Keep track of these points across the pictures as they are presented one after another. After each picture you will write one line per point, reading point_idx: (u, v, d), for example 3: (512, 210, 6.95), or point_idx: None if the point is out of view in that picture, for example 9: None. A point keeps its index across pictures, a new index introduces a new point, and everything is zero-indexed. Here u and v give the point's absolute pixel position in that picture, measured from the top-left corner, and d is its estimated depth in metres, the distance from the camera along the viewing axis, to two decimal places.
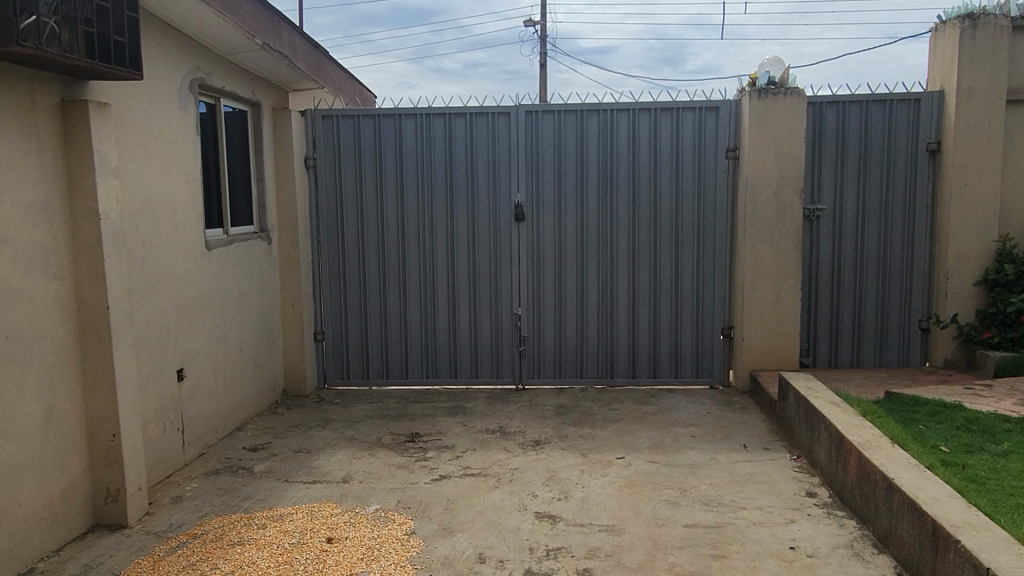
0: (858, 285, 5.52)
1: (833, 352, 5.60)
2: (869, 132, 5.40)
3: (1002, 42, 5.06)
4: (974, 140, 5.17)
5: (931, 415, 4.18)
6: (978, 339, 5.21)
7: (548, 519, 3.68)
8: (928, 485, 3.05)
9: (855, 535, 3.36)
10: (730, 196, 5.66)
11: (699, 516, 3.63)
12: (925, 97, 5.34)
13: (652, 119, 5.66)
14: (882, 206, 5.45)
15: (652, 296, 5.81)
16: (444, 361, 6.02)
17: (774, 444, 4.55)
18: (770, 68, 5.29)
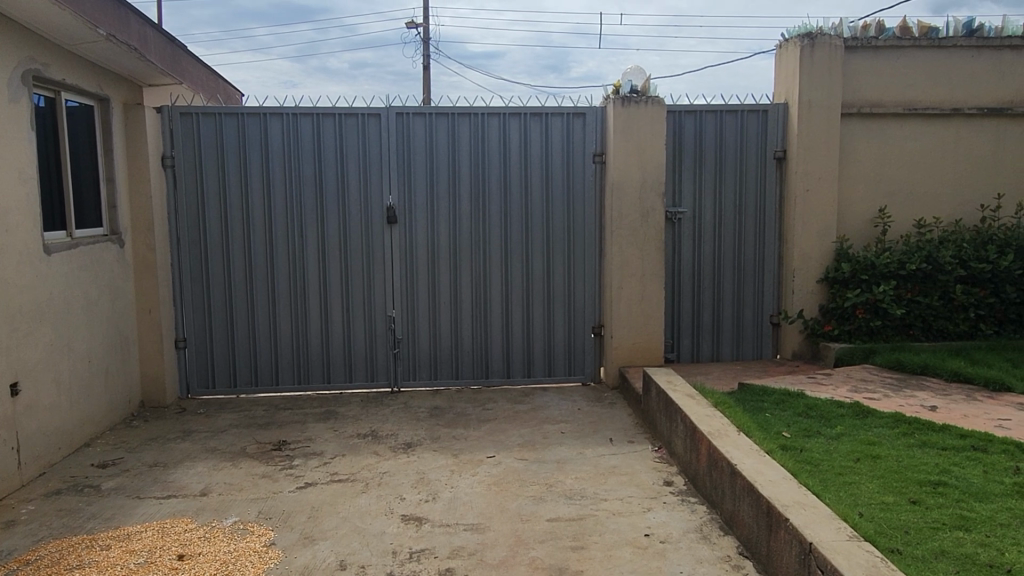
0: (716, 283, 5.84)
1: (695, 347, 5.90)
2: (724, 139, 5.73)
3: (836, 61, 5.53)
4: (814, 149, 5.59)
5: (777, 403, 4.47)
6: (821, 332, 5.66)
7: (414, 521, 3.66)
8: (766, 469, 3.27)
9: (705, 519, 3.55)
10: (598, 199, 5.84)
11: (561, 510, 3.72)
12: (771, 109, 5.73)
13: (522, 123, 5.76)
14: (736, 209, 5.79)
15: (525, 297, 5.90)
16: (316, 366, 5.88)
17: (638, 437, 4.74)
18: (632, 77, 5.52)
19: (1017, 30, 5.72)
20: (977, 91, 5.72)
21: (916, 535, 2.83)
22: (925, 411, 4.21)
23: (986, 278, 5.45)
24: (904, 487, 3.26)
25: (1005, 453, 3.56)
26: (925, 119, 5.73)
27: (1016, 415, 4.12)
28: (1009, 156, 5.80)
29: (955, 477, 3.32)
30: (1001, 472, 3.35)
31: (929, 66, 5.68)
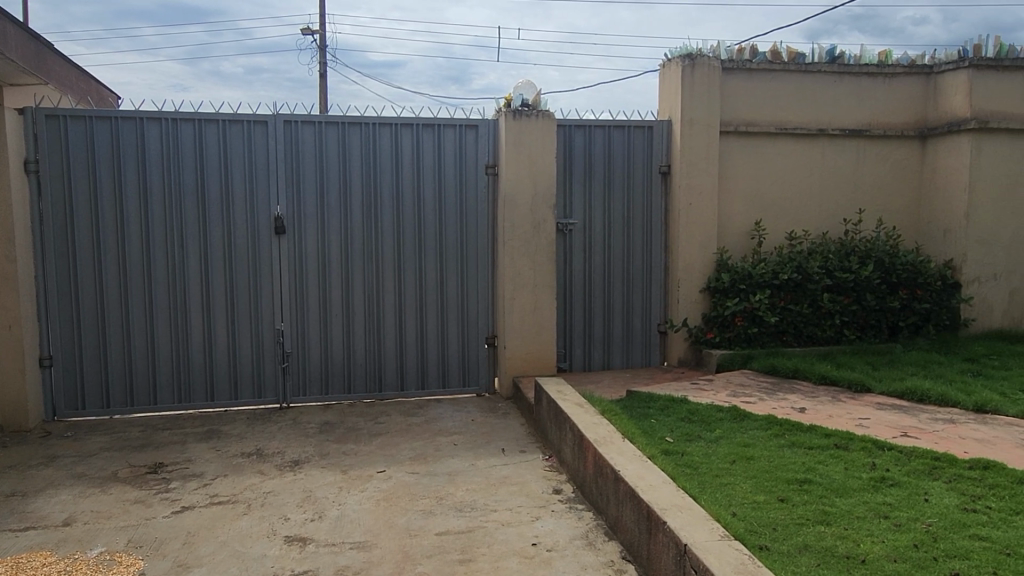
0: (606, 293, 5.99)
1: (587, 356, 6.02)
2: (612, 153, 5.91)
3: (714, 81, 5.84)
4: (695, 165, 5.86)
5: (662, 409, 4.63)
6: (704, 339, 5.93)
7: (298, 542, 3.55)
8: (647, 474, 3.37)
9: (591, 525, 3.62)
10: (491, 211, 5.88)
11: (450, 523, 3.70)
12: (656, 125, 5.96)
13: (414, 133, 5.73)
14: (624, 222, 5.98)
15: (419, 309, 5.86)
16: (198, 383, 5.61)
17: (529, 447, 4.78)
18: (523, 91, 5.61)
19: (873, 59, 6.22)
20: (840, 113, 6.16)
21: (783, 531, 2.99)
22: (796, 412, 4.47)
23: (849, 287, 5.82)
24: (774, 485, 3.44)
25: (864, 450, 3.83)
26: (795, 138, 6.12)
27: (875, 414, 4.44)
28: (869, 174, 6.27)
29: (819, 474, 3.54)
30: (859, 468, 3.59)
31: (797, 89, 6.08)
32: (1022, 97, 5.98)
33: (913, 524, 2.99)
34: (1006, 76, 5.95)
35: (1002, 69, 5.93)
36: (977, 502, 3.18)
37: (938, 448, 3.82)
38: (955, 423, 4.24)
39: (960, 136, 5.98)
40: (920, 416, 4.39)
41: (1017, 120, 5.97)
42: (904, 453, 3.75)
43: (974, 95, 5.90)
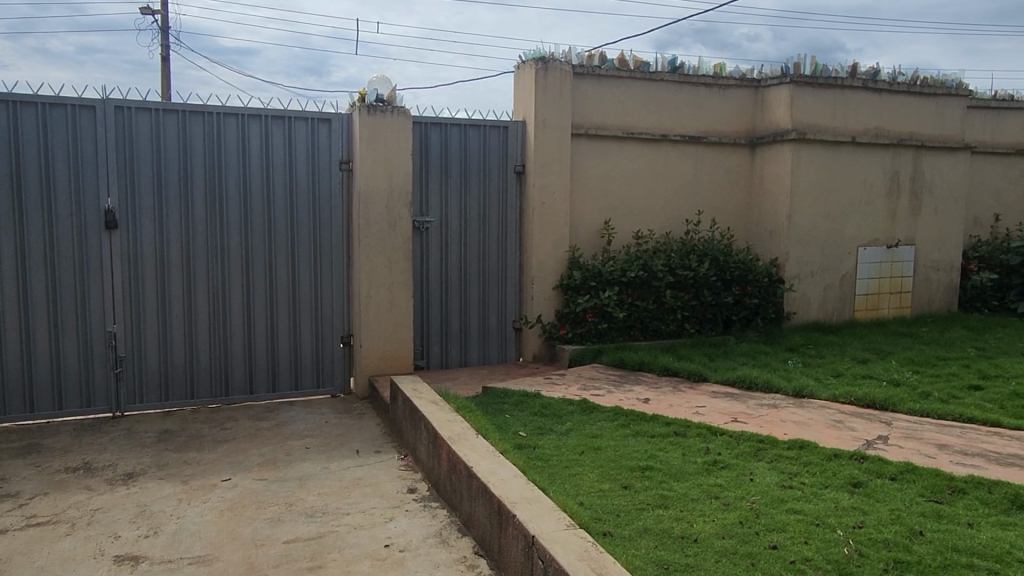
0: (463, 291, 6.03)
1: (444, 354, 6.04)
2: (468, 152, 5.95)
3: (566, 85, 6.03)
4: (548, 166, 6.03)
5: (516, 404, 4.72)
6: (557, 335, 6.13)
7: (129, 561, 3.29)
8: (498, 469, 3.43)
9: (444, 523, 3.63)
10: (345, 207, 5.75)
11: (300, 530, 3.58)
12: (511, 125, 6.08)
13: (262, 125, 5.49)
14: (480, 220, 6.04)
15: (268, 308, 5.62)
16: (15, 394, 5.07)
17: (385, 447, 4.72)
18: (378, 86, 5.52)
19: (709, 70, 6.66)
20: (680, 120, 6.55)
21: (625, 517, 3.14)
22: (640, 403, 4.71)
23: (689, 284, 6.21)
24: (618, 473, 3.61)
25: (699, 436, 4.10)
26: (640, 142, 6.44)
27: (710, 402, 4.78)
28: (706, 178, 6.72)
29: (659, 460, 3.75)
30: (694, 453, 3.85)
31: (642, 95, 6.40)
32: (834, 111, 6.63)
33: (739, 503, 3.24)
34: (821, 92, 6.57)
35: (818, 85, 6.54)
36: (794, 479, 3.50)
37: (763, 432, 4.17)
38: (778, 408, 4.64)
39: (784, 145, 6.53)
40: (748, 402, 4.77)
41: (831, 133, 6.61)
42: (734, 437, 4.06)
43: (795, 108, 6.48)
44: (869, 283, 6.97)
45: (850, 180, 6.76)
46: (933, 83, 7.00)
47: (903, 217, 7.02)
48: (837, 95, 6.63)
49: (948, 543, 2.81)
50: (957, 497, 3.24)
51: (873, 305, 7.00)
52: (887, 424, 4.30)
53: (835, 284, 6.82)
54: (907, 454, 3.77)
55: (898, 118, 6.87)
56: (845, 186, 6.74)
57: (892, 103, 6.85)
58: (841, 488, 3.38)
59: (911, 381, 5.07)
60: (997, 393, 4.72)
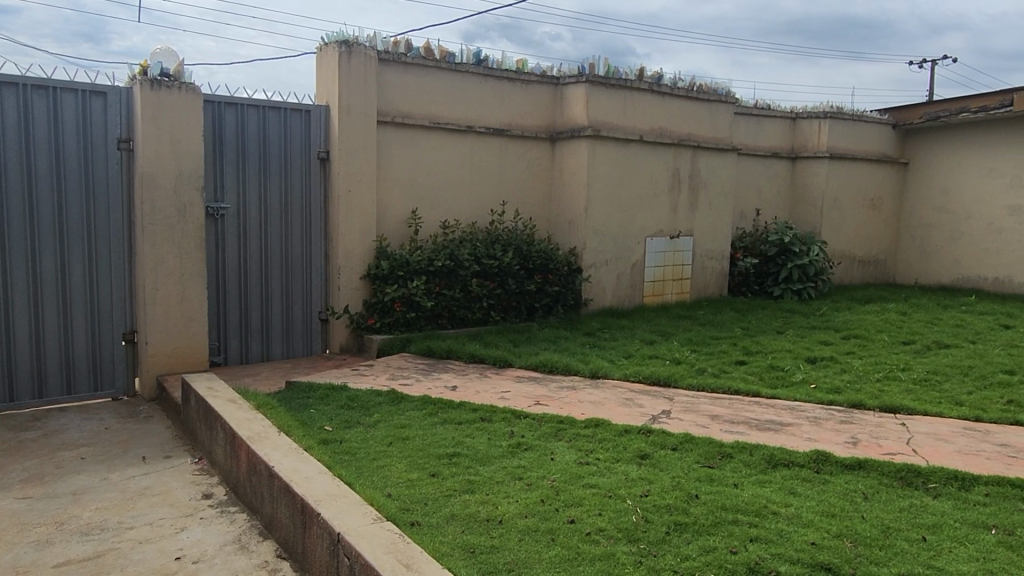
0: (264, 282, 5.73)
1: (244, 348, 5.71)
2: (267, 135, 5.65)
3: (371, 71, 5.92)
4: (354, 153, 5.90)
5: (322, 398, 4.59)
6: (365, 325, 6.04)
7: None
8: (302, 466, 3.31)
9: (243, 528, 3.45)
10: (125, 191, 5.21)
11: (73, 551, 3.21)
12: (314, 109, 5.86)
13: (20, 95, 4.79)
14: (282, 207, 5.78)
15: (32, 304, 4.94)
16: None
17: (176, 451, 4.37)
18: (162, 59, 5.04)
19: (512, 65, 6.87)
20: (485, 113, 6.70)
21: (432, 505, 3.17)
22: (448, 391, 4.78)
23: (494, 273, 6.38)
24: (426, 462, 3.64)
25: (504, 420, 4.25)
26: (446, 132, 6.49)
27: (514, 386, 4.96)
28: (510, 170, 6.93)
29: (466, 446, 3.84)
30: (499, 437, 3.98)
31: (448, 86, 6.44)
32: (624, 111, 7.12)
33: (541, 482, 3.40)
34: (614, 92, 7.03)
35: (610, 86, 6.99)
36: (590, 456, 3.74)
37: (562, 412, 4.41)
38: (576, 389, 4.94)
39: (580, 141, 6.90)
40: (549, 385, 5.02)
41: (622, 131, 7.10)
42: (536, 419, 4.25)
43: (590, 107, 6.88)
44: (655, 271, 7.60)
45: (638, 176, 7.30)
46: (707, 90, 7.76)
47: (683, 210, 7.73)
48: (627, 96, 7.12)
49: (718, 503, 3.16)
50: (726, 461, 3.65)
51: (659, 291, 7.65)
52: (669, 399, 4.73)
53: (626, 272, 7.35)
54: (686, 425, 4.18)
55: (678, 121, 7.54)
56: (634, 181, 7.27)
57: (673, 106, 7.50)
58: (631, 461, 3.67)
59: (689, 359, 5.61)
60: (758, 367, 5.37)
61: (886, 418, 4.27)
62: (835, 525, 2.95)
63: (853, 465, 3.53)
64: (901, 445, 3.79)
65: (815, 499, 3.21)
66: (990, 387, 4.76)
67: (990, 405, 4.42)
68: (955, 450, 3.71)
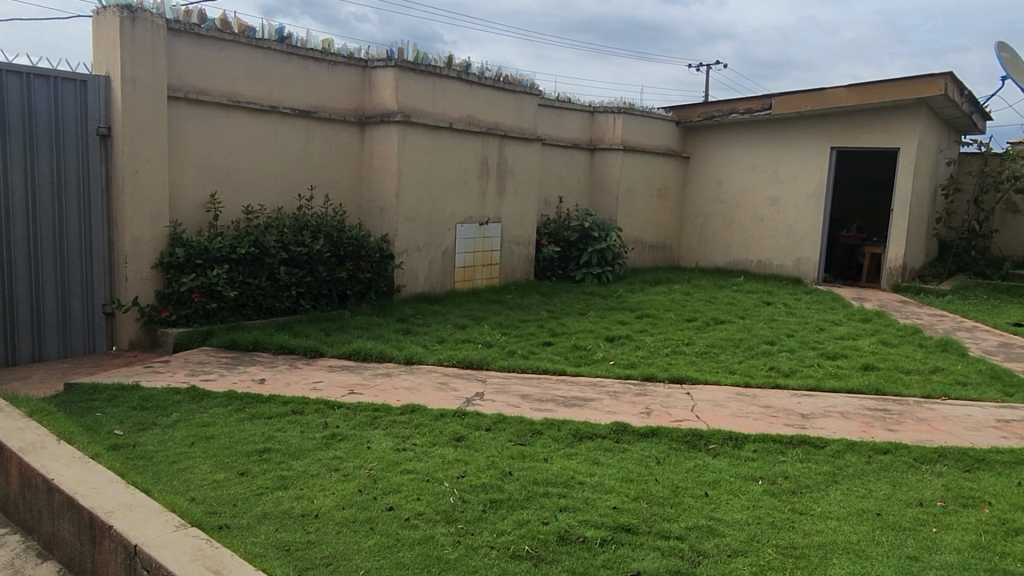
0: (33, 273, 5.11)
1: (9, 349, 5.07)
2: (33, 109, 5.02)
3: (158, 41, 5.43)
4: (140, 130, 5.38)
5: (110, 399, 4.17)
6: (158, 318, 5.56)
7: None
8: (89, 476, 3.01)
9: (17, 551, 3.06)
10: None
11: None
12: (90, 80, 5.27)
13: None
14: (53, 189, 5.18)
15: None
16: None
17: None
18: None
19: (317, 45, 6.64)
20: (289, 93, 6.41)
21: (242, 505, 3.02)
22: (255, 385, 4.56)
23: (303, 260, 6.15)
24: (233, 460, 3.45)
25: (317, 411, 4.14)
26: (247, 112, 6.12)
27: (327, 376, 4.84)
28: (317, 153, 6.70)
29: (278, 441, 3.70)
30: (313, 429, 3.88)
31: (247, 62, 6.07)
32: (433, 98, 7.14)
33: (357, 471, 3.37)
34: (422, 78, 7.02)
35: (419, 72, 6.97)
36: (406, 441, 3.77)
37: (377, 400, 4.38)
38: (390, 376, 4.93)
39: (390, 127, 6.83)
40: (363, 373, 4.96)
41: (431, 117, 7.12)
42: (351, 409, 4.19)
43: (399, 92, 6.82)
44: (466, 257, 7.75)
45: (448, 163, 7.37)
46: (512, 81, 8.00)
47: (492, 198, 7.93)
48: (435, 83, 7.14)
49: (530, 477, 3.34)
50: (536, 438, 3.85)
51: (469, 276, 7.81)
52: (482, 381, 4.87)
53: (437, 258, 7.42)
54: (499, 406, 4.34)
55: (486, 110, 7.71)
56: (443, 168, 7.33)
57: (480, 95, 7.65)
58: (447, 444, 3.75)
59: (500, 342, 5.81)
60: (563, 347, 5.70)
61: (674, 389, 4.73)
62: (634, 489, 3.23)
63: (647, 433, 3.88)
64: (687, 412, 4.23)
65: (615, 466, 3.50)
66: (755, 357, 5.44)
67: (756, 372, 5.06)
68: (730, 413, 4.21)
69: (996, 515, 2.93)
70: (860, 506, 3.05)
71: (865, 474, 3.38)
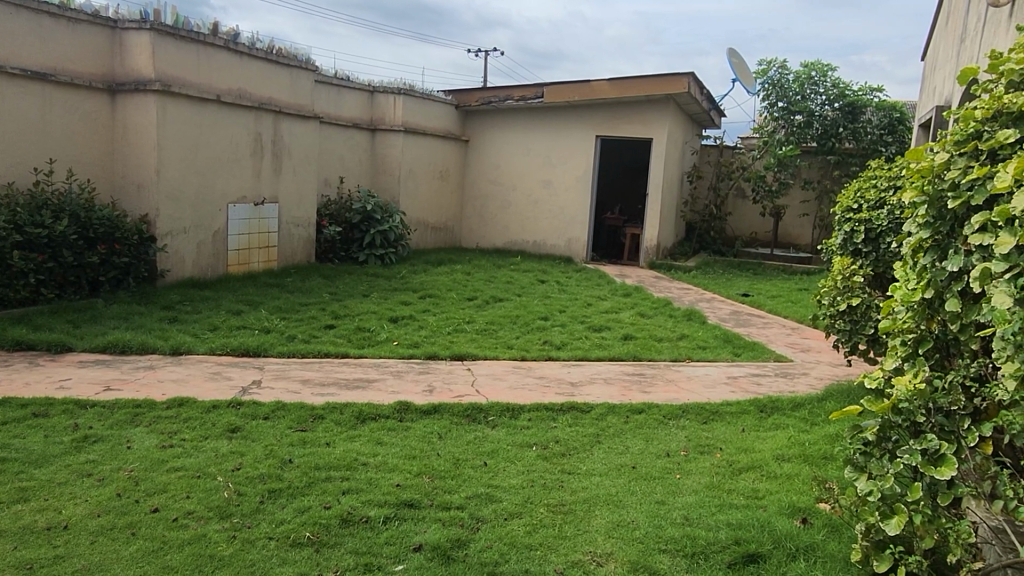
0: None
1: None
2: None
3: None
4: None
5: None
6: None
7: None
8: None
9: None
10: None
11: None
12: None
13: None
14: None
15: None
16: None
17: None
18: None
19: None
20: (18, 51, 5.58)
21: None
22: None
23: (42, 244, 5.47)
24: None
25: (65, 413, 3.70)
26: None
27: (76, 372, 4.33)
28: (56, 122, 5.92)
29: (14, 449, 3.25)
30: (61, 433, 3.46)
31: None
32: (196, 67, 6.60)
33: (116, 475, 3.08)
34: (183, 45, 6.45)
35: (179, 38, 6.39)
36: (174, 437, 3.50)
37: (139, 396, 4.01)
38: (154, 369, 4.53)
39: (146, 96, 6.21)
40: (121, 367, 4.51)
41: (195, 88, 6.58)
42: (107, 407, 3.80)
43: (156, 58, 6.21)
44: (240, 239, 7.30)
45: (216, 138, 6.87)
46: (286, 54, 7.63)
47: (267, 176, 7.53)
48: (198, 51, 6.60)
49: (311, 463, 3.28)
50: (317, 423, 3.77)
51: (244, 259, 7.38)
52: (259, 368, 4.66)
53: (207, 240, 6.92)
54: (277, 393, 4.18)
55: (257, 83, 7.29)
56: (211, 144, 6.82)
57: (251, 67, 7.21)
58: (220, 436, 3.55)
59: (279, 327, 5.58)
60: (345, 330, 5.61)
61: (455, 366, 4.89)
62: (416, 465, 3.31)
63: (429, 410, 3.97)
64: (467, 387, 4.39)
65: (398, 445, 3.54)
66: (531, 332, 5.78)
67: (531, 346, 5.38)
68: (507, 386, 4.45)
69: (725, 458, 3.42)
70: (619, 461, 3.39)
71: (623, 433, 3.76)
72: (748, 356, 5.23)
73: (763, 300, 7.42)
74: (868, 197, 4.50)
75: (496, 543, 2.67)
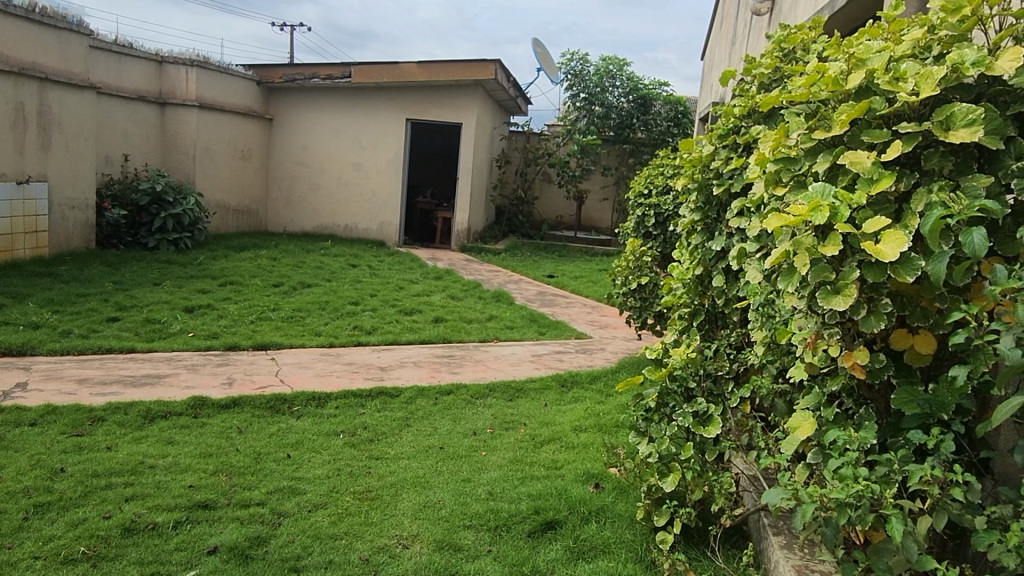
0: None
1: None
2: None
3: None
4: None
5: None
6: None
7: None
8: None
9: None
10: None
11: None
12: None
13: None
14: None
15: None
16: None
17: None
18: None
19: None
20: None
21: None
22: None
23: None
24: None
25: None
26: None
27: None
28: None
29: None
30: None
31: None
32: None
33: None
34: None
35: None
36: None
37: None
38: None
39: None
40: None
41: None
42: None
43: None
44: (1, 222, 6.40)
45: None
46: (51, 14, 6.76)
47: (32, 151, 6.65)
48: None
49: (88, 470, 2.97)
50: (97, 426, 3.43)
51: (7, 246, 6.50)
52: (25, 369, 4.14)
53: None
54: (47, 396, 3.73)
55: (17, 45, 6.40)
56: None
57: (8, 27, 6.31)
58: None
59: (50, 322, 4.97)
60: (132, 322, 5.13)
61: (258, 355, 4.65)
62: (211, 463, 3.11)
63: (227, 405, 3.75)
64: (271, 378, 4.20)
65: (191, 443, 3.32)
66: (340, 317, 5.64)
67: (340, 332, 5.25)
68: (314, 373, 4.32)
69: (527, 433, 3.57)
70: (426, 443, 3.42)
71: (431, 415, 3.79)
72: (552, 335, 5.49)
73: (567, 280, 7.79)
74: (655, 183, 4.85)
75: (298, 537, 2.59)
